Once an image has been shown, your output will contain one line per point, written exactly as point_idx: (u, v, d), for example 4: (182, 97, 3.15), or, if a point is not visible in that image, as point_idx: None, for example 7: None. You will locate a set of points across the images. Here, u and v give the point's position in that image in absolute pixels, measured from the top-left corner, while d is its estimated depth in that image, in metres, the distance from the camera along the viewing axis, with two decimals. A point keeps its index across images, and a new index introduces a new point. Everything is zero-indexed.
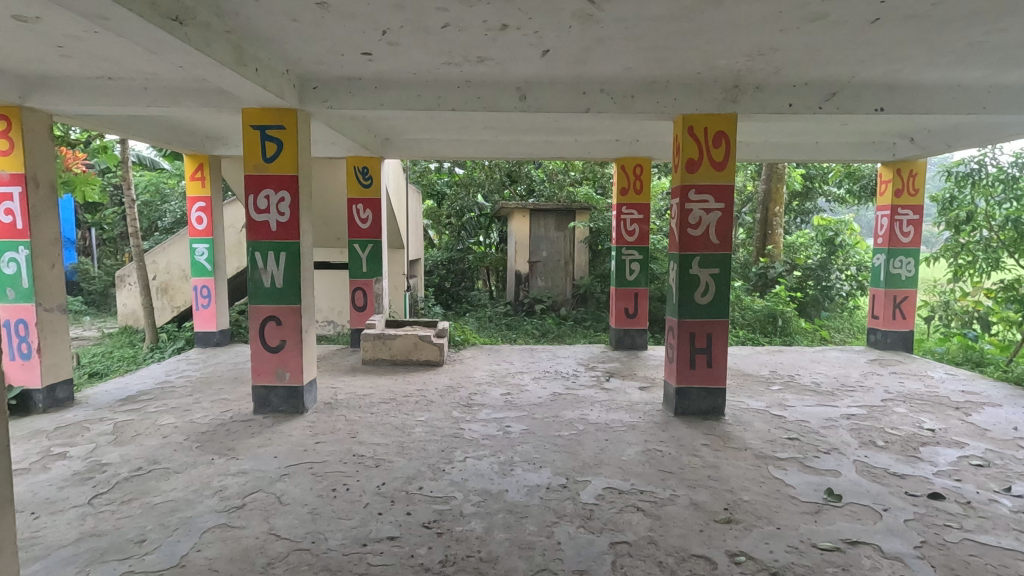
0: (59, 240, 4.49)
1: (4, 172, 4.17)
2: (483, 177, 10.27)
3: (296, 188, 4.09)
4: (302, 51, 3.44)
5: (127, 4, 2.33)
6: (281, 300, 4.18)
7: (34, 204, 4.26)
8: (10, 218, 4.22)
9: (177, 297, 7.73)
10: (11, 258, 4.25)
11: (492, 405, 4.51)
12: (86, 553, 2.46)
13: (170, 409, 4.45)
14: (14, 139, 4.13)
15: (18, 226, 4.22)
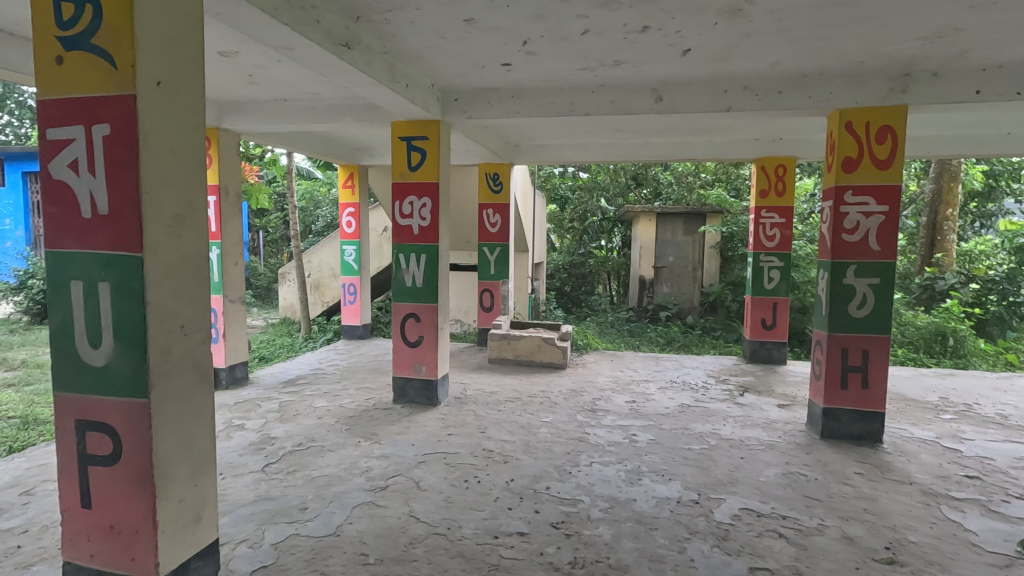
0: (241, 241, 5.21)
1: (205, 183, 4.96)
2: (608, 181, 10.19)
3: (437, 195, 4.36)
4: (448, 66, 3.66)
5: (309, 35, 2.64)
6: (420, 299, 4.48)
7: (224, 210, 5.00)
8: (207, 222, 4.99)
9: (327, 292, 8.60)
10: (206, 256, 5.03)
11: (617, 412, 4.44)
12: (261, 514, 2.84)
13: (323, 393, 4.97)
14: (213, 155, 4.89)
15: (213, 229, 4.98)
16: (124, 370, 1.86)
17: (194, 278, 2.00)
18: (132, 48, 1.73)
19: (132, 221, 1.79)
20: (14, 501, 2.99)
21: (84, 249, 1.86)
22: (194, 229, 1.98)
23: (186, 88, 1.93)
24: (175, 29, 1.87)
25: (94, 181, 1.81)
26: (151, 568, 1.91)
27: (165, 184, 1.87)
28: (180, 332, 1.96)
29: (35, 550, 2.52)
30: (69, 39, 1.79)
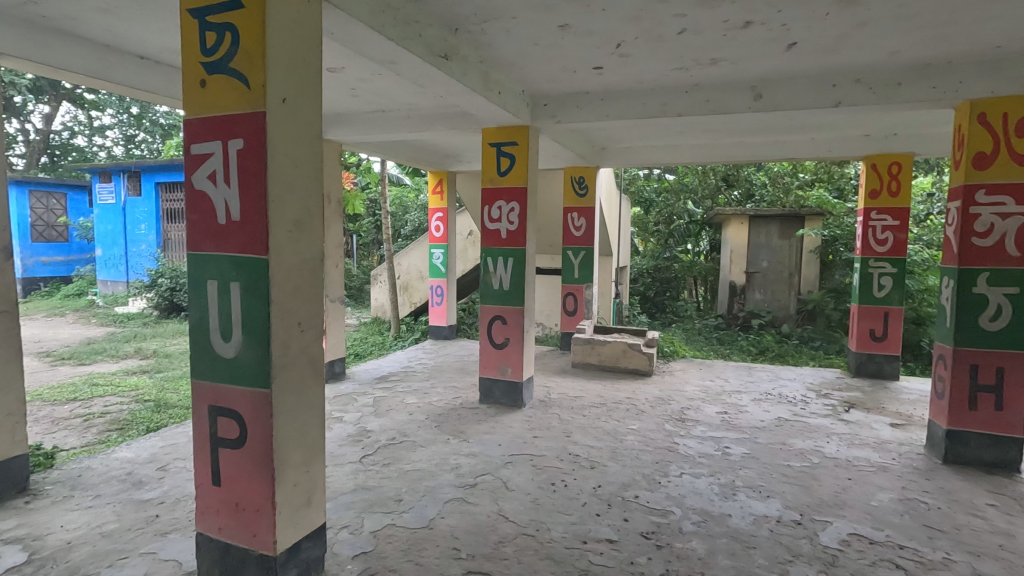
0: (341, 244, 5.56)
1: None
2: (696, 183, 9.82)
3: (525, 199, 4.42)
4: (539, 72, 3.71)
5: (412, 49, 2.77)
6: (507, 302, 4.55)
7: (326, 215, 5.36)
8: None
9: (415, 294, 8.95)
10: None
11: (707, 423, 4.27)
12: (360, 502, 3.00)
13: (413, 390, 5.18)
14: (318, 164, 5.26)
15: None
16: (250, 362, 2.04)
17: (310, 279, 2.16)
18: (263, 69, 1.90)
19: (260, 226, 1.97)
20: (151, 475, 3.37)
21: (219, 252, 2.06)
22: (310, 233, 2.14)
23: (307, 104, 2.09)
24: (298, 50, 2.04)
25: (229, 190, 2.01)
26: (269, 545, 2.08)
27: (288, 192, 2.03)
28: (298, 328, 2.12)
29: (170, 520, 2.83)
30: (212, 64, 2.00)
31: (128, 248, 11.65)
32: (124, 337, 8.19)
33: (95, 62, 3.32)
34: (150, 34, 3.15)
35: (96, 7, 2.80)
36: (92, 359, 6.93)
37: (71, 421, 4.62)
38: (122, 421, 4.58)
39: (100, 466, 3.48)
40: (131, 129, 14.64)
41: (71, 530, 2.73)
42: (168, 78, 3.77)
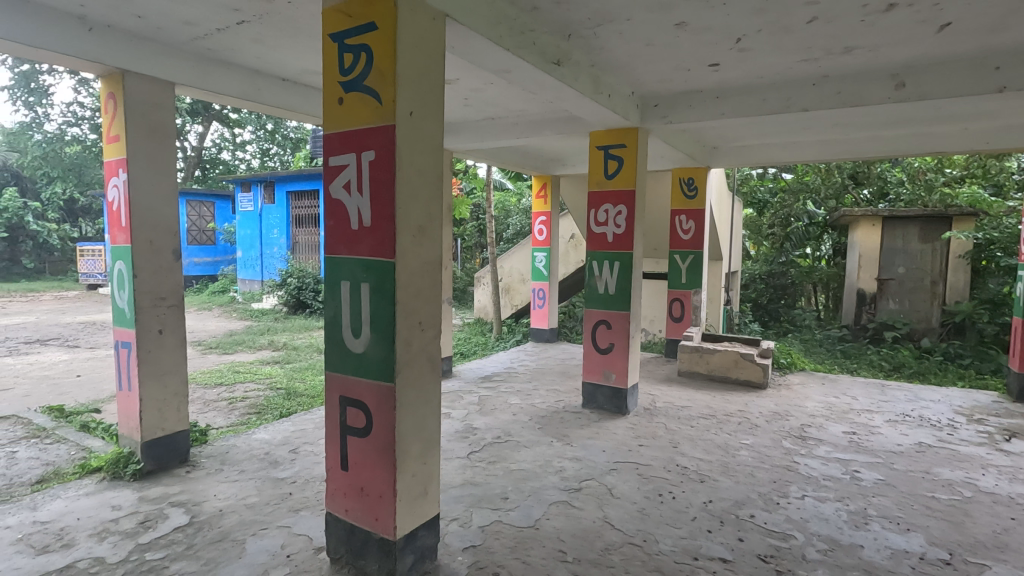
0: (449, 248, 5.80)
1: None
2: (819, 182, 9.05)
3: (633, 202, 4.35)
4: (651, 72, 3.63)
5: (526, 57, 2.82)
6: (612, 306, 4.50)
7: None
8: None
9: (517, 296, 9.09)
10: None
11: (832, 443, 3.92)
12: (469, 497, 3.11)
13: (516, 391, 5.27)
14: None
15: None
16: (377, 358, 2.19)
17: (431, 282, 2.28)
18: (393, 87, 2.05)
19: (388, 232, 2.11)
20: (285, 456, 3.73)
21: (351, 255, 2.24)
22: (432, 237, 2.26)
23: (431, 116, 2.22)
24: (424, 67, 2.16)
25: (361, 199, 2.18)
26: (390, 530, 2.22)
27: (413, 200, 2.17)
28: (419, 328, 2.25)
29: (301, 498, 3.11)
30: (349, 82, 2.17)
31: (263, 250, 12.98)
32: (259, 330, 9.14)
33: (247, 85, 3.74)
34: (293, 58, 3.50)
35: (251, 38, 3.16)
36: (234, 349, 7.80)
37: (219, 403, 5.24)
38: (259, 406, 5.12)
39: (243, 445, 3.91)
40: (267, 144, 16.33)
41: (222, 499, 3.09)
42: (304, 97, 4.16)
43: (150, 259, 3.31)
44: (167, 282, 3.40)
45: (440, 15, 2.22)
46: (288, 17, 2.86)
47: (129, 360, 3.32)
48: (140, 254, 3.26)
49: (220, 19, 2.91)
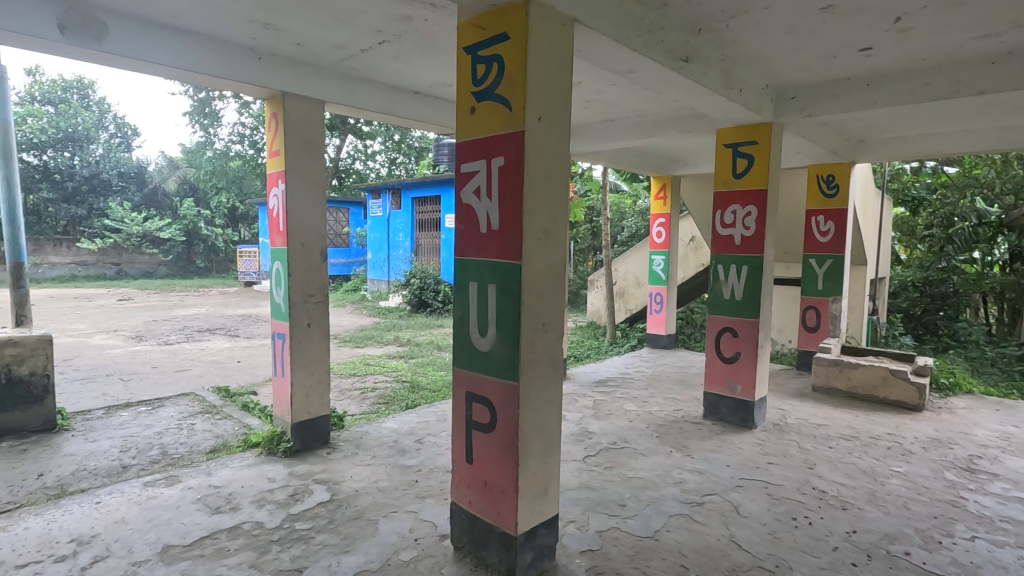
0: None
1: None
2: (993, 175, 7.66)
3: (764, 202, 4.06)
4: (789, 62, 3.37)
5: (653, 56, 2.75)
6: (739, 313, 4.24)
7: None
8: None
9: (632, 300, 8.89)
10: None
11: (1010, 480, 3.36)
12: (585, 501, 3.10)
13: (632, 397, 5.16)
14: None
15: None
16: (503, 357, 2.26)
17: (554, 284, 2.31)
18: (524, 94, 2.11)
19: (515, 234, 2.18)
20: (411, 445, 3.98)
21: (479, 256, 2.34)
22: (556, 240, 2.29)
23: (558, 121, 2.25)
24: (552, 71, 2.20)
25: (490, 203, 2.27)
26: (512, 525, 2.28)
27: (540, 204, 2.21)
28: (543, 329, 2.29)
29: (426, 486, 3.30)
30: (481, 92, 2.27)
31: (390, 252, 13.95)
32: (386, 326, 9.83)
33: (385, 100, 4.06)
34: (425, 72, 3.73)
35: (390, 56, 3.42)
36: (365, 343, 8.47)
37: (353, 392, 5.72)
38: (387, 397, 5.51)
39: (375, 432, 4.23)
40: (395, 153, 17.54)
41: (358, 481, 3.37)
42: (434, 108, 4.41)
43: (302, 259, 3.70)
44: (315, 280, 3.79)
45: (569, 20, 2.24)
46: (423, 34, 3.05)
47: (283, 349, 3.74)
48: (294, 255, 3.66)
49: (364, 41, 3.18)
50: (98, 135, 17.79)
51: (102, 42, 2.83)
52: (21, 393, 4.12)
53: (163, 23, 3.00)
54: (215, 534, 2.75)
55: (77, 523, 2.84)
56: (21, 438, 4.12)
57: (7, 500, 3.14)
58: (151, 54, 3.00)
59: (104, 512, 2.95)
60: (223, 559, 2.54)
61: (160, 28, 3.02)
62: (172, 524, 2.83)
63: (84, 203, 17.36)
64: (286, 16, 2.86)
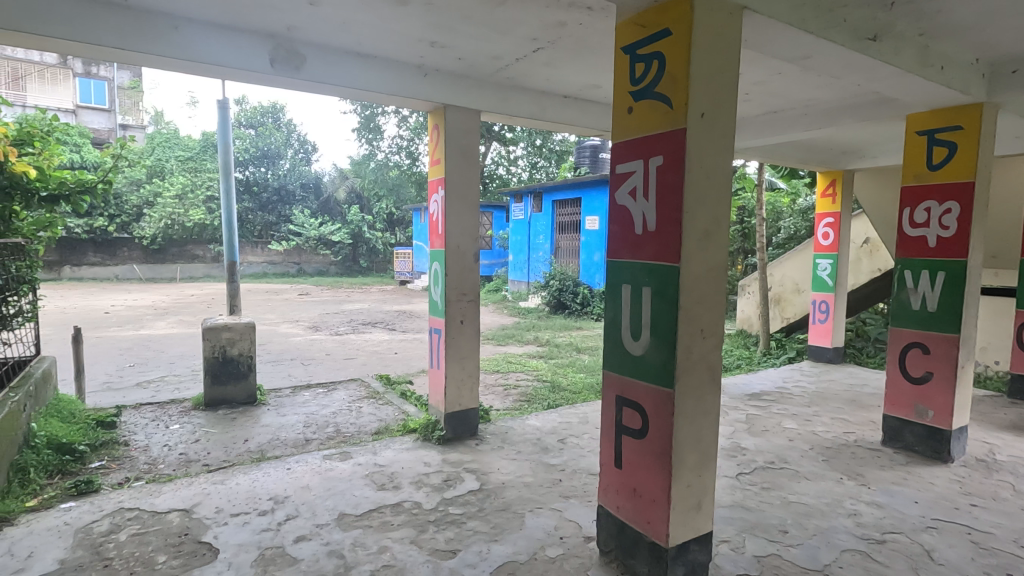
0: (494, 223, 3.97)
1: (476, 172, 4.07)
2: None
3: (970, 197, 3.45)
4: (1011, 29, 2.83)
5: (833, 38, 2.48)
6: (931, 327, 3.65)
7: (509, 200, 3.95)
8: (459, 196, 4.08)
9: (789, 308, 8.11)
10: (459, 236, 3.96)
11: None
12: (740, 521, 2.89)
13: (792, 414, 4.70)
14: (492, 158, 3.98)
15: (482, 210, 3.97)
16: (657, 362, 2.20)
17: (714, 288, 2.18)
18: (687, 90, 2.03)
19: (674, 236, 2.10)
20: (554, 444, 4.03)
21: (634, 258, 2.29)
22: (718, 242, 2.17)
23: (723, 116, 2.12)
24: (717, 62, 2.08)
25: (647, 204, 2.21)
26: (663, 536, 2.20)
27: (701, 204, 2.11)
28: (701, 335, 2.18)
29: (570, 486, 3.33)
30: (639, 91, 2.23)
31: (530, 254, 14.31)
32: (526, 326, 10.10)
33: (536, 105, 4.17)
34: (577, 75, 3.76)
35: (543, 62, 3.51)
36: (507, 341, 8.80)
37: (497, 388, 5.96)
38: (529, 395, 5.65)
39: (519, 428, 4.37)
40: (536, 157, 17.98)
41: (505, 473, 3.50)
42: (582, 110, 4.43)
43: (457, 260, 3.94)
44: (468, 280, 4.01)
45: (738, 7, 2.11)
46: (578, 38, 3.08)
47: (439, 344, 4.02)
48: (451, 256, 3.92)
49: (520, 50, 3.30)
50: (286, 152, 20.68)
51: (301, 71, 3.29)
52: (233, 370, 4.93)
53: (348, 50, 3.41)
54: (381, 508, 3.04)
55: (273, 484, 3.32)
56: (231, 407, 4.93)
57: (222, 459, 3.77)
58: (339, 78, 3.41)
59: (293, 477, 3.42)
60: (389, 532, 2.79)
61: (345, 54, 3.42)
62: (346, 495, 3.19)
63: (275, 211, 20.29)
64: (451, 33, 3.07)
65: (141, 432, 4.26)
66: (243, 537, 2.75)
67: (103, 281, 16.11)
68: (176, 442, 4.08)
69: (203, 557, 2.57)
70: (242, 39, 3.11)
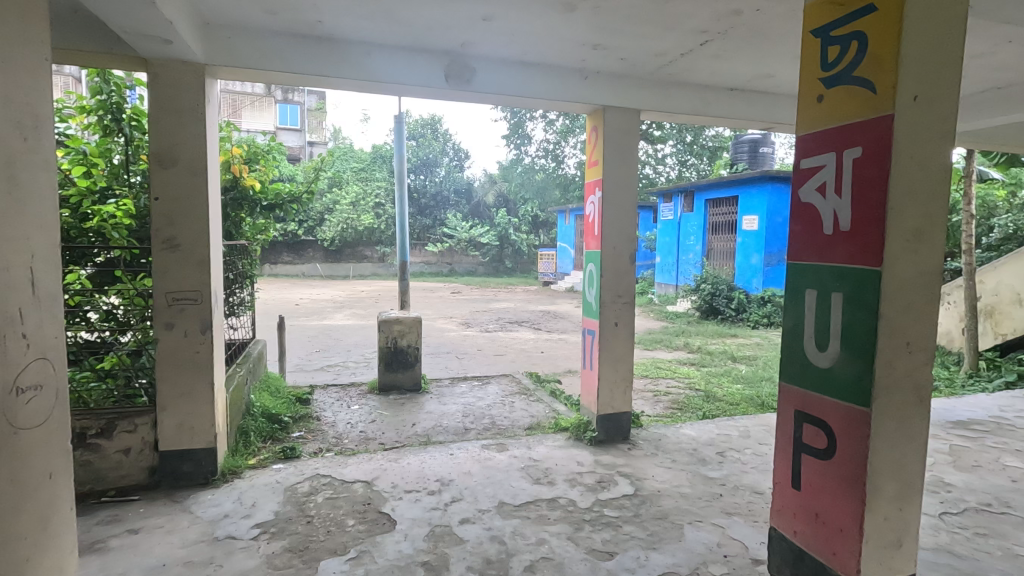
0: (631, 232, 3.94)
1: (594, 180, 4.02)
2: None
3: None
4: None
5: None
6: None
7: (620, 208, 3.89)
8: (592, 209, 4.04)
9: (1004, 323, 6.77)
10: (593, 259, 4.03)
11: None
12: (948, 569, 2.48)
13: (1014, 450, 3.92)
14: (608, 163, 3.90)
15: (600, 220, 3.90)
16: (848, 377, 1.97)
17: (924, 296, 1.90)
18: (895, 71, 1.79)
19: (875, 236, 1.86)
20: (712, 456, 3.83)
21: (822, 262, 2.07)
22: (931, 244, 1.88)
23: (941, 99, 1.84)
24: (935, 36, 1.81)
25: (840, 201, 1.98)
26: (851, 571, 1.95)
27: (910, 199, 1.85)
28: (905, 349, 1.91)
29: (732, 503, 3.13)
30: (832, 77, 2.03)
31: (680, 256, 13.73)
32: (675, 331, 9.70)
33: (699, 101, 4.00)
34: (747, 66, 3.54)
35: (710, 55, 3.35)
36: (654, 346, 8.54)
37: (647, 393, 5.81)
38: (681, 403, 5.42)
39: (674, 436, 4.21)
40: (686, 155, 17.22)
41: (660, 482, 3.40)
42: (751, 103, 4.14)
43: (613, 262, 3.92)
44: (623, 282, 3.97)
45: None
46: (753, 27, 2.89)
47: (592, 345, 4.04)
48: (606, 257, 3.90)
49: (686, 44, 3.19)
50: (442, 160, 22.27)
51: (471, 83, 3.52)
52: (402, 359, 5.44)
53: (514, 61, 3.57)
54: (538, 501, 3.13)
55: (439, 468, 3.60)
56: (400, 393, 5.43)
57: (395, 440, 4.18)
58: (506, 87, 3.59)
59: (456, 462, 3.68)
60: (546, 525, 2.87)
61: (512, 64, 3.59)
62: (504, 485, 3.34)
63: (432, 215, 21.92)
64: (615, 34, 3.07)
65: (329, 410, 4.89)
66: (416, 512, 3.02)
67: (294, 277, 18.72)
68: (357, 421, 4.62)
69: (384, 525, 2.87)
70: (421, 58, 3.42)
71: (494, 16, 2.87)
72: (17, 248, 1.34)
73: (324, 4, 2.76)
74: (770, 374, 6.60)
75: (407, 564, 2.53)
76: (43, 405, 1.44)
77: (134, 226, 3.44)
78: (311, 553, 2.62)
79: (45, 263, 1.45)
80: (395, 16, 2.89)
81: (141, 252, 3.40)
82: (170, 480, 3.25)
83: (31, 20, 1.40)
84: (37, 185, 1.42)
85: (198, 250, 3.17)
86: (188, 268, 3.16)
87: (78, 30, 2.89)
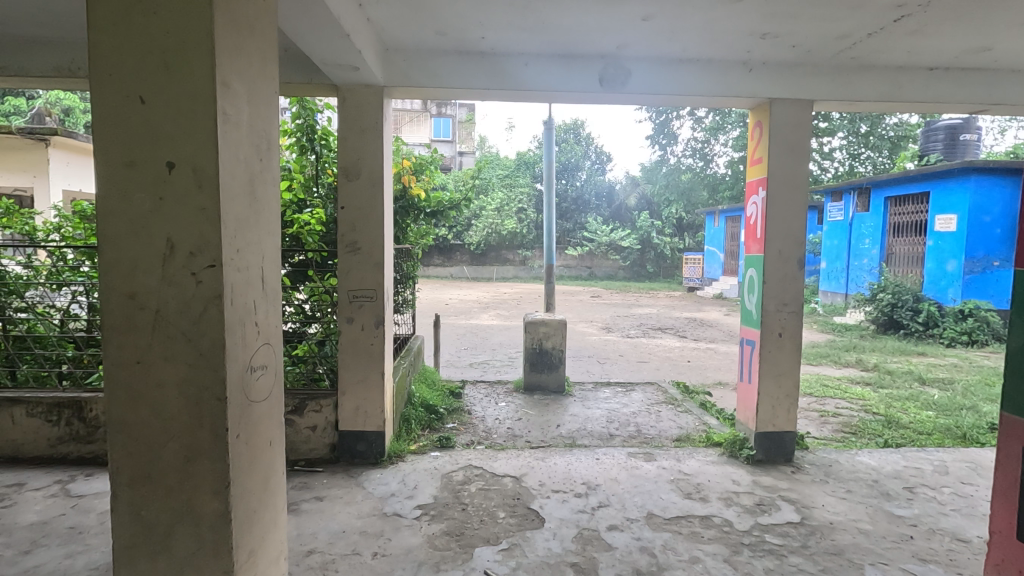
0: (799, 233, 3.60)
1: (755, 177, 3.74)
2: None
3: None
4: None
5: None
6: None
7: (782, 204, 3.57)
8: (753, 211, 3.76)
9: None
10: (751, 271, 3.79)
11: None
12: None
13: None
14: (762, 155, 3.63)
15: (762, 220, 3.62)
16: None
17: None
18: None
19: None
20: (899, 491, 3.34)
21: None
22: None
23: None
24: None
25: None
26: None
27: None
28: None
29: (927, 548, 2.70)
30: None
31: (851, 261, 12.22)
32: (845, 345, 8.66)
33: (888, 85, 3.52)
34: (954, 40, 3.05)
35: (906, 32, 2.94)
36: (820, 361, 7.71)
37: (813, 413, 5.24)
38: (856, 426, 4.80)
39: (848, 464, 3.75)
40: (860, 148, 15.30)
41: (833, 512, 3.05)
42: (958, 83, 3.54)
43: (777, 267, 3.61)
44: (791, 289, 3.63)
45: None
46: None
47: (752, 355, 3.75)
48: (770, 263, 3.60)
49: (875, 23, 2.83)
50: (584, 164, 22.32)
51: (625, 86, 3.48)
52: (547, 360, 5.55)
53: (670, 58, 3.46)
54: (690, 517, 2.99)
55: (586, 471, 3.60)
56: (545, 394, 5.54)
57: (541, 439, 4.27)
58: (661, 87, 3.49)
59: (603, 467, 3.66)
60: (700, 544, 2.73)
61: (669, 62, 3.48)
62: (653, 495, 3.24)
63: (573, 219, 22.02)
64: (787, 20, 2.83)
65: (479, 404, 5.15)
66: (564, 513, 3.05)
67: (443, 279, 20.05)
68: (504, 417, 4.80)
69: (533, 521, 2.95)
70: (577, 64, 3.46)
71: (654, 14, 2.80)
72: (254, 252, 1.60)
73: (488, 21, 2.93)
74: (973, 402, 5.56)
75: (557, 562, 2.57)
76: (267, 383, 1.70)
77: (324, 232, 3.94)
78: (466, 538, 2.78)
79: (272, 264, 1.71)
80: (552, 26, 2.97)
81: (329, 253, 3.88)
82: (347, 456, 3.67)
83: (267, 60, 1.67)
84: (268, 200, 1.69)
85: (374, 253, 3.53)
86: (366, 269, 3.54)
87: (289, 67, 3.40)
